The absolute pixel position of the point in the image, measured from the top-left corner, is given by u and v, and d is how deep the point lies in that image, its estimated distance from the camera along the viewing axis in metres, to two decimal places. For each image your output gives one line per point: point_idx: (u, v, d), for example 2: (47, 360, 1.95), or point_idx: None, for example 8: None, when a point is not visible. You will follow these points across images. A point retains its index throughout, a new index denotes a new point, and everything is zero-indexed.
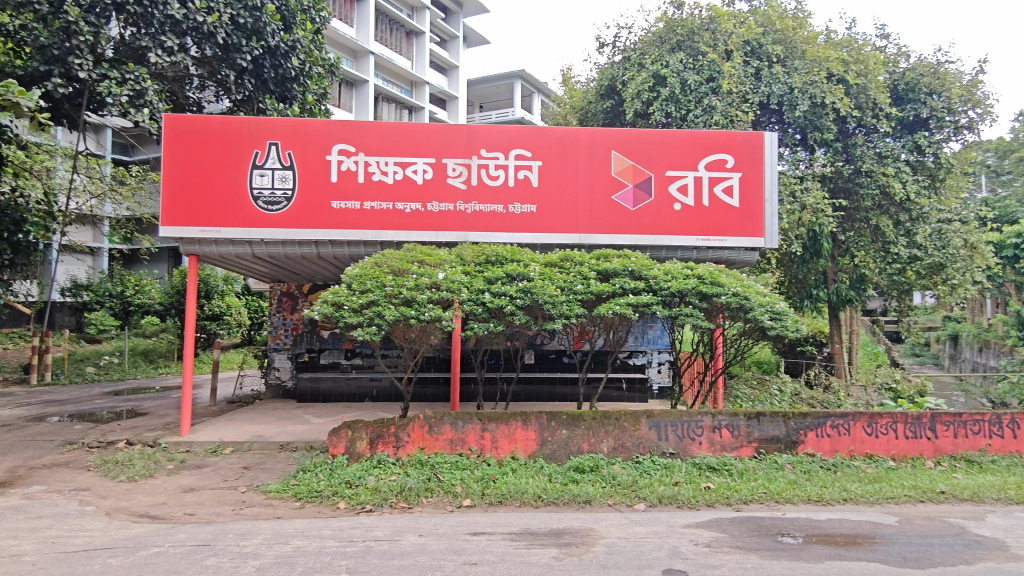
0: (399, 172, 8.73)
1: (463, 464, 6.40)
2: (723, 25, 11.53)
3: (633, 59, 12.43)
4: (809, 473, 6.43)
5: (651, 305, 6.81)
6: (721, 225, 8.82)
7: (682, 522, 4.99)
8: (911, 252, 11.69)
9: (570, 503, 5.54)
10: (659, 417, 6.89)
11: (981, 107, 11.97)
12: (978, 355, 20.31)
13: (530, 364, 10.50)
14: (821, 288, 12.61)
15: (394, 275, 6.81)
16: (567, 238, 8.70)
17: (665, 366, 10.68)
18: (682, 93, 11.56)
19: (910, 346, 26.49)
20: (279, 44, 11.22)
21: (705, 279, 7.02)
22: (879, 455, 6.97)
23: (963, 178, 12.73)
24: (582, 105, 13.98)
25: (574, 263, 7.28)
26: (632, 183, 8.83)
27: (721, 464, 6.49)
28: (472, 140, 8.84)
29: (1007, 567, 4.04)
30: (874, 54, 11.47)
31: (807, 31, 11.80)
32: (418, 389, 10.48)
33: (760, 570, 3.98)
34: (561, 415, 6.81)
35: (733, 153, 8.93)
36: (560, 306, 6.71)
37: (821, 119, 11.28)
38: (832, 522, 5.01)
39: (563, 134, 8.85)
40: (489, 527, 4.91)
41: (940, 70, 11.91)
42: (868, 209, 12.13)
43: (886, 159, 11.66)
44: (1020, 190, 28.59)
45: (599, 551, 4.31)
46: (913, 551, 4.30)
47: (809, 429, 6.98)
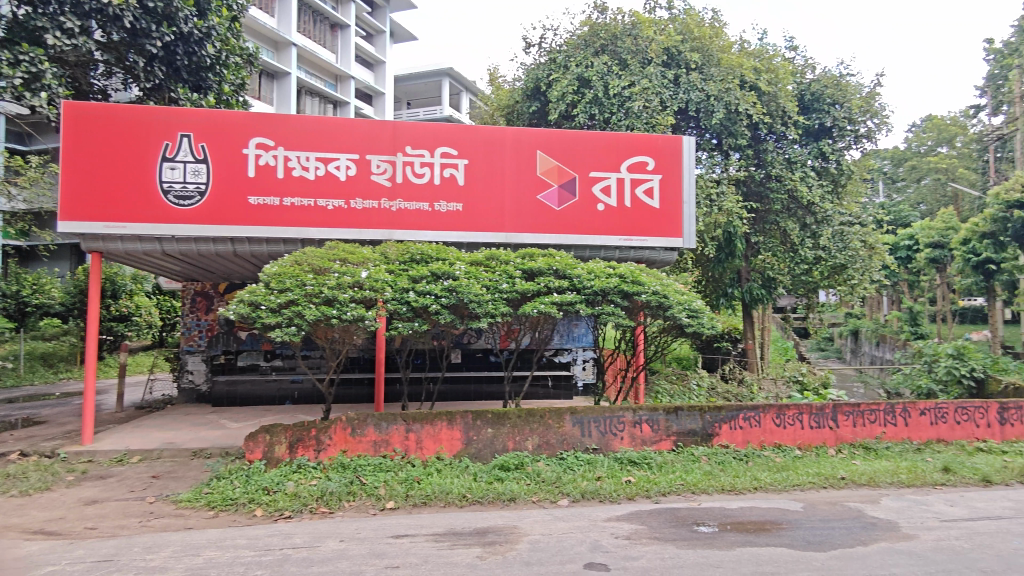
0: (321, 167, 8.49)
1: (387, 466, 6.29)
2: (645, 31, 11.87)
3: (559, 60, 12.51)
4: (723, 463, 6.72)
5: (575, 304, 6.92)
6: (642, 225, 9.06)
7: (604, 516, 5.10)
8: (816, 254, 12.43)
9: (495, 501, 5.55)
10: (583, 414, 6.99)
11: (878, 117, 12.86)
12: (875, 349, 21.76)
13: (456, 363, 10.43)
14: (734, 287, 13.26)
15: (314, 274, 6.60)
16: (493, 238, 8.72)
17: (590, 363, 10.89)
18: (606, 95, 11.78)
19: (815, 341, 28.07)
20: (192, 30, 10.63)
21: (626, 278, 7.19)
22: (786, 445, 7.37)
23: (861, 184, 13.64)
24: (508, 105, 13.98)
25: (499, 262, 7.28)
26: (556, 183, 8.94)
27: (641, 458, 6.70)
28: (397, 137, 8.71)
29: (899, 546, 4.34)
30: (784, 64, 12.08)
31: (722, 39, 12.24)
32: (341, 390, 10.24)
33: (677, 559, 4.11)
34: (485, 414, 6.80)
35: (654, 155, 9.20)
36: (485, 305, 6.71)
37: (735, 126, 11.75)
38: (744, 510, 5.24)
39: (489, 133, 8.86)
40: (413, 529, 4.85)
41: (842, 82, 12.68)
42: (778, 212, 12.77)
43: (794, 164, 12.32)
44: (912, 196, 30.90)
45: (523, 549, 4.34)
46: (816, 535, 4.55)
47: (723, 421, 7.28)
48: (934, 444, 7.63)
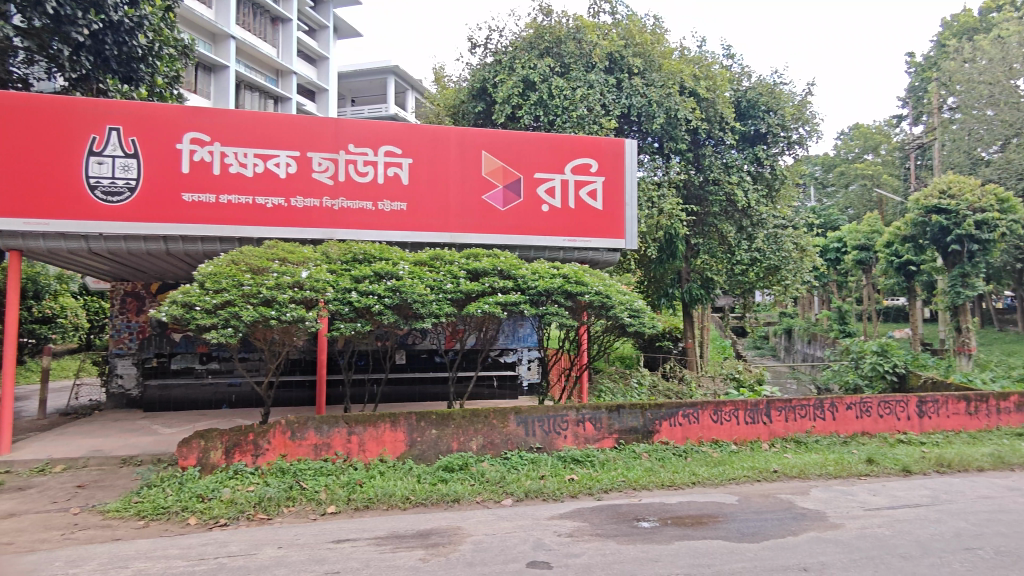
0: (260, 164, 8.26)
1: (328, 470, 6.17)
2: (588, 35, 12.01)
3: (504, 61, 12.48)
4: (663, 459, 6.89)
5: (518, 304, 6.95)
6: (586, 227, 9.18)
7: (547, 515, 5.14)
8: (752, 255, 12.94)
9: (439, 503, 5.52)
10: (527, 413, 7.03)
11: (809, 124, 13.44)
12: (807, 347, 22.69)
13: (400, 364, 10.34)
14: (675, 287, 13.60)
15: (252, 274, 6.42)
16: (438, 238, 8.67)
17: (535, 362, 10.96)
18: (551, 97, 11.84)
19: (751, 340, 29.07)
20: (123, 19, 10.12)
21: (570, 278, 7.25)
22: (723, 440, 7.60)
23: (794, 188, 14.21)
24: (454, 105, 13.87)
25: (444, 262, 7.24)
26: (501, 183, 8.97)
27: (584, 456, 6.79)
28: (339, 134, 8.55)
29: (826, 534, 4.54)
30: (721, 72, 12.47)
31: (663, 46, 12.54)
32: (281, 393, 9.99)
33: (617, 554, 4.18)
34: (430, 414, 6.76)
35: (597, 157, 9.34)
36: (429, 306, 6.67)
37: (676, 130, 12.06)
38: (682, 505, 5.38)
39: (433, 132, 8.81)
40: (354, 533, 4.77)
41: (775, 90, 13.17)
42: (716, 214, 13.15)
43: (731, 169, 12.72)
44: (840, 201, 32.37)
45: (465, 550, 4.33)
46: (750, 527, 4.72)
47: (663, 419, 7.46)
48: (859, 436, 8.03)
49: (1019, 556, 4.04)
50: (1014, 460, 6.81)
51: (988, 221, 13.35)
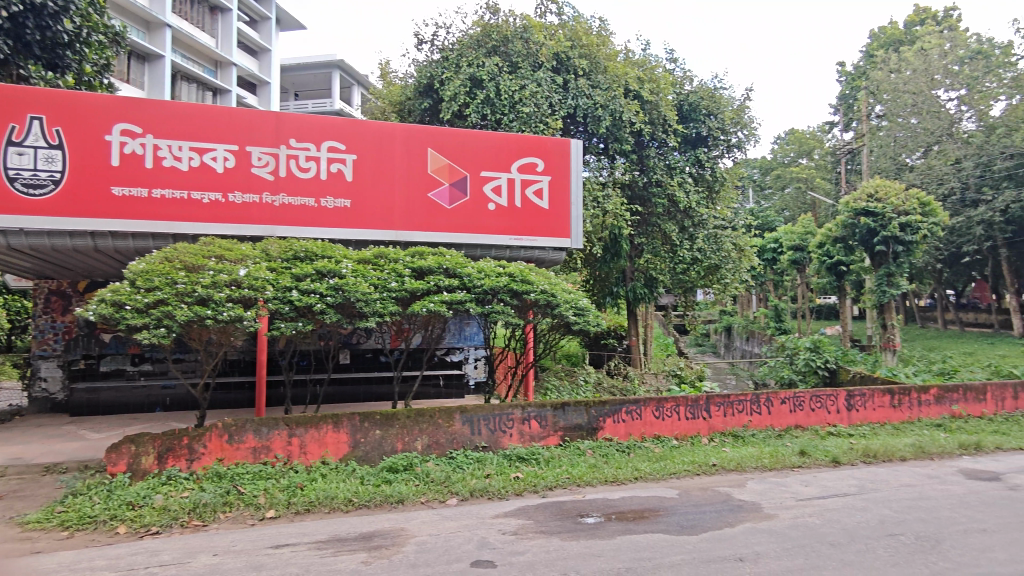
0: (195, 158, 7.97)
1: (268, 473, 6.00)
2: (536, 35, 12.03)
3: (450, 58, 12.34)
4: (607, 455, 6.99)
5: (465, 303, 6.90)
6: (531, 226, 9.22)
7: (492, 513, 5.14)
8: (693, 255, 13.34)
9: (382, 504, 5.44)
10: (473, 412, 7.01)
11: (748, 129, 13.88)
12: (746, 343, 23.43)
13: (344, 364, 10.16)
14: (619, 286, 13.81)
15: (187, 272, 6.18)
16: (383, 236, 8.54)
17: (481, 361, 10.96)
18: (497, 96, 11.77)
19: (693, 337, 29.85)
20: (46, 2, 9.65)
21: (516, 277, 7.25)
22: (664, 436, 7.78)
23: (733, 191, 14.63)
24: (400, 101, 13.63)
25: (388, 260, 7.15)
26: (447, 181, 8.91)
27: (529, 454, 6.82)
28: (280, 128, 8.33)
29: (761, 525, 4.70)
30: (664, 75, 12.75)
31: (608, 48, 12.70)
32: (219, 395, 9.67)
33: (560, 551, 4.22)
34: (373, 415, 6.65)
35: (543, 157, 9.40)
36: (373, 304, 6.56)
37: (621, 131, 12.23)
38: (624, 500, 5.47)
39: (377, 128, 8.68)
40: (294, 538, 4.65)
41: (716, 94, 13.54)
42: (660, 215, 13.42)
43: (674, 170, 13.02)
44: (777, 203, 33.56)
45: (409, 551, 4.28)
46: (689, 520, 4.83)
47: (607, 415, 7.57)
48: (793, 430, 8.34)
49: (937, 541, 4.28)
50: (933, 449, 7.21)
51: (912, 223, 14.09)
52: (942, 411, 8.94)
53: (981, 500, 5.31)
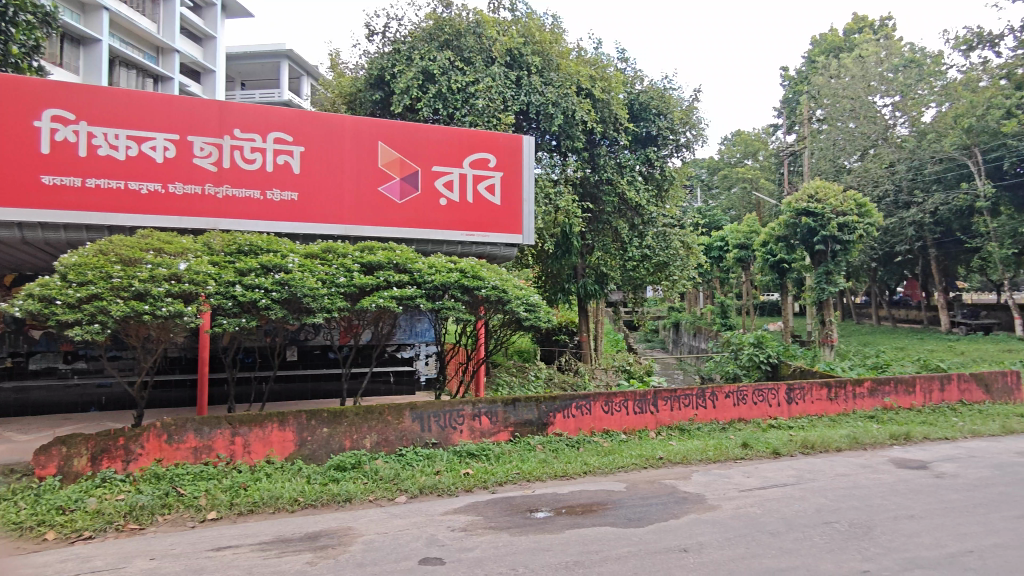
0: (133, 147, 7.64)
1: (209, 474, 5.82)
2: (489, 31, 11.98)
3: (402, 51, 12.13)
4: (556, 450, 7.04)
5: (415, 298, 6.79)
6: (483, 221, 9.19)
7: (441, 510, 5.11)
8: (643, 252, 13.58)
9: (329, 503, 5.35)
10: (423, 409, 6.96)
11: (695, 129, 14.17)
12: (693, 339, 23.94)
13: (291, 360, 9.94)
14: (571, 282, 13.98)
15: (123, 265, 5.91)
16: (331, 230, 8.37)
17: (432, 358, 11.01)
18: (450, 91, 11.66)
19: (643, 333, 30.32)
20: None
21: (467, 273, 7.18)
22: (613, 430, 7.89)
23: (682, 190, 14.92)
24: (350, 92, 13.32)
25: (336, 255, 7.01)
26: (398, 175, 8.80)
27: (479, 449, 6.81)
28: (224, 118, 8.06)
29: (705, 516, 4.82)
30: (615, 74, 12.89)
31: (561, 45, 12.76)
32: (158, 394, 9.32)
33: (509, 546, 4.22)
34: (321, 413, 6.52)
35: (495, 153, 9.40)
36: (320, 299, 6.40)
37: (572, 129, 12.29)
38: (573, 494, 5.52)
39: (326, 120, 8.51)
40: (236, 540, 4.52)
41: (666, 95, 13.76)
42: (610, 212, 13.57)
43: (624, 169, 13.18)
44: (723, 202, 34.44)
45: (356, 550, 4.22)
46: (636, 513, 4.91)
47: (557, 411, 7.63)
48: (736, 422, 8.58)
49: (869, 527, 4.48)
50: (867, 440, 7.53)
51: (849, 223, 14.66)
52: (875, 403, 9.34)
53: (909, 488, 5.58)
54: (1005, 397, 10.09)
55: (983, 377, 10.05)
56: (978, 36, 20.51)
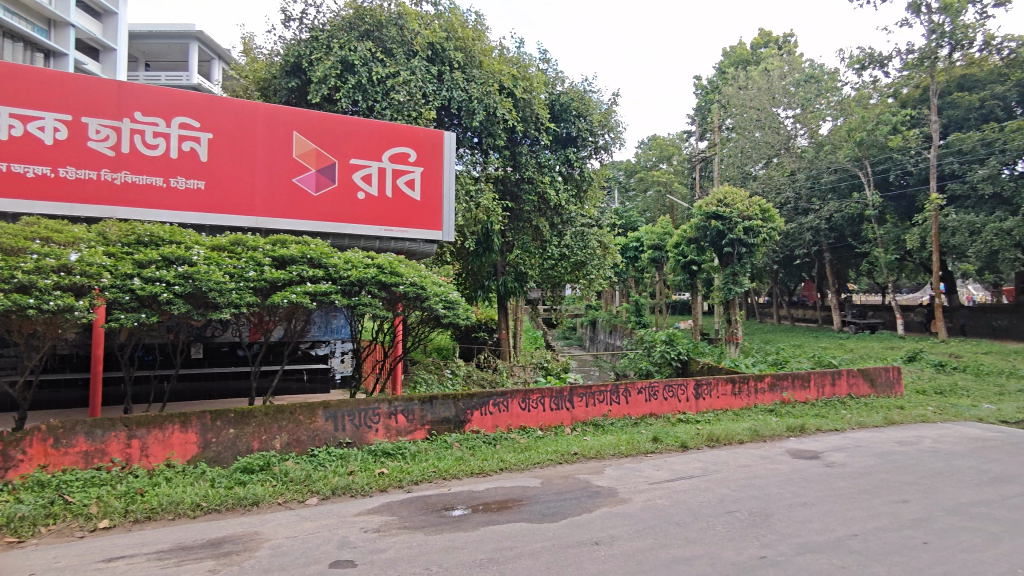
0: (18, 126, 7.04)
1: (101, 480, 5.43)
2: (411, 23, 11.69)
3: (320, 39, 11.66)
4: (474, 448, 7.04)
5: (330, 294, 6.59)
6: (402, 217, 9.07)
7: (354, 511, 5.00)
8: (561, 251, 13.84)
9: (235, 508, 5.10)
10: (336, 408, 6.78)
11: (614, 132, 14.53)
12: (608, 336, 24.57)
13: (196, 358, 9.46)
14: (491, 280, 14.03)
15: (4, 255, 5.39)
16: (241, 221, 7.99)
17: (348, 355, 10.84)
18: (370, 83, 11.34)
19: (561, 331, 30.85)
20: None
21: (384, 269, 7.03)
22: (530, 427, 7.99)
23: (600, 191, 15.27)
24: (264, 79, 12.73)
25: (245, 248, 6.73)
26: (314, 167, 8.52)
27: (395, 448, 6.71)
28: (123, 99, 7.54)
29: (616, 509, 4.95)
30: (537, 75, 13.02)
31: (483, 43, 12.76)
32: (45, 394, 8.61)
33: (423, 546, 4.18)
34: (227, 413, 6.23)
35: (415, 147, 9.28)
36: (228, 294, 6.08)
37: (494, 127, 12.32)
38: (489, 491, 5.54)
39: (237, 107, 8.13)
40: (130, 550, 4.24)
41: (585, 97, 14.03)
42: (530, 211, 13.68)
43: (544, 168, 13.34)
44: (640, 204, 35.55)
45: (262, 556, 4.06)
46: (551, 508, 4.98)
47: (475, 408, 7.64)
48: (648, 418, 8.87)
49: (766, 515, 4.74)
50: (766, 432, 7.98)
51: (754, 227, 15.48)
52: (774, 397, 9.91)
53: (803, 477, 5.96)
54: (887, 390, 10.96)
55: (869, 373, 10.86)
56: (870, 56, 22.13)
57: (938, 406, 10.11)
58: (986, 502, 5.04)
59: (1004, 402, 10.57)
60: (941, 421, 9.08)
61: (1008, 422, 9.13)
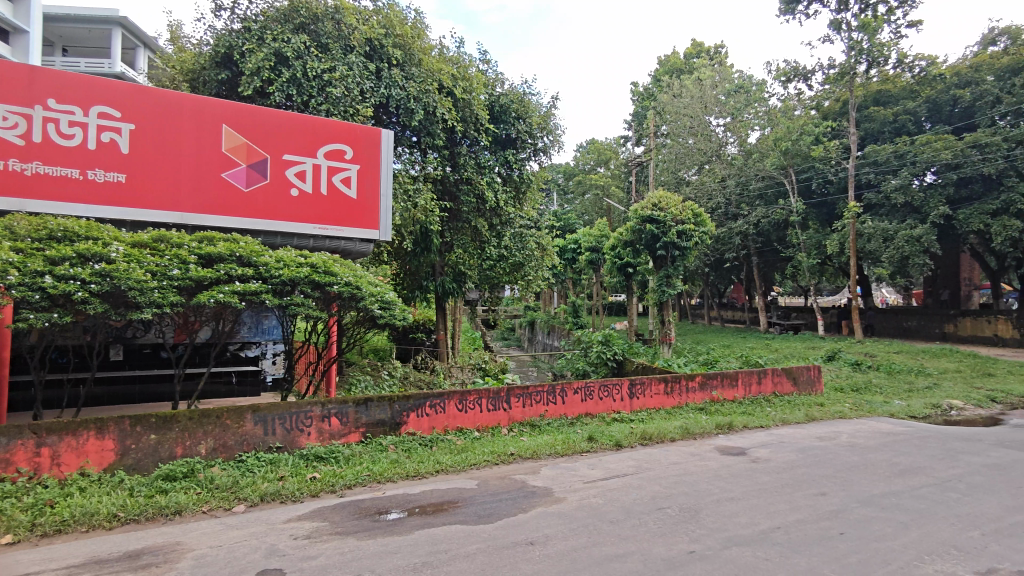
0: None
1: (5, 492, 5.05)
2: (348, 18, 11.38)
3: (253, 30, 11.21)
4: (409, 450, 6.95)
5: (260, 294, 6.36)
6: (337, 215, 8.88)
7: (283, 518, 4.84)
8: (500, 252, 13.88)
9: (156, 517, 4.86)
10: (266, 411, 6.56)
11: (552, 134, 14.67)
12: (547, 337, 24.77)
13: (116, 360, 9.07)
14: (429, 280, 13.92)
15: None
16: (166, 217, 7.62)
17: (280, 357, 10.52)
18: (305, 77, 10.98)
19: (499, 332, 30.86)
20: None
21: (318, 268, 6.85)
22: (466, 428, 7.95)
23: (539, 193, 15.37)
24: (192, 69, 12.15)
25: (169, 245, 6.43)
26: (244, 162, 8.23)
27: (328, 452, 6.56)
28: (34, 84, 7.07)
29: (551, 509, 5.00)
30: (477, 76, 13.01)
31: (422, 41, 12.61)
32: None
33: (355, 551, 4.09)
34: (148, 418, 5.92)
35: (351, 145, 9.11)
36: (150, 294, 5.78)
37: (433, 126, 12.25)
38: (424, 494, 5.47)
39: (162, 97, 7.76)
40: (36, 566, 3.96)
41: (525, 99, 14.10)
42: (469, 212, 13.61)
43: (483, 168, 13.31)
44: (578, 207, 36.04)
45: (184, 567, 3.88)
46: (486, 509, 4.98)
47: (410, 410, 7.54)
48: (584, 417, 9.00)
49: (695, 511, 4.88)
50: (696, 430, 8.23)
51: (687, 231, 15.95)
52: (704, 395, 10.22)
53: (730, 472, 6.18)
54: (808, 388, 11.49)
55: (792, 371, 11.37)
56: (795, 70, 23.17)
57: (855, 402, 10.68)
58: (896, 493, 5.35)
59: (913, 399, 11.28)
60: (856, 417, 9.59)
61: (916, 416, 9.73)
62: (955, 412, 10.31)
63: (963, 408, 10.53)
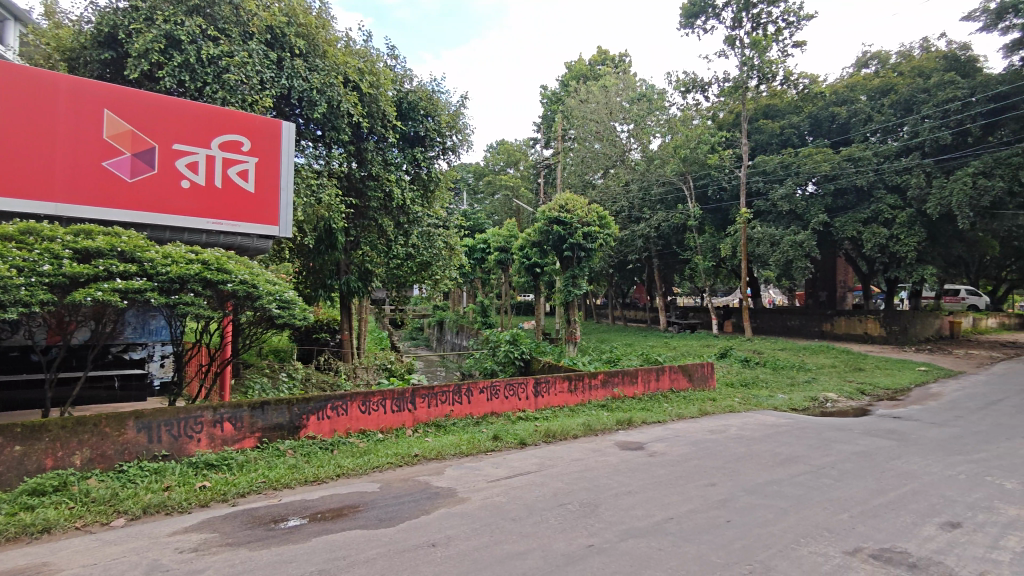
0: None
1: None
2: (247, 3, 10.75)
3: (141, 9, 10.32)
4: (309, 454, 6.71)
5: (144, 292, 5.93)
6: (233, 209, 8.45)
7: (168, 531, 4.54)
8: (407, 251, 13.72)
9: (18, 537, 4.41)
10: (151, 417, 6.13)
11: (461, 134, 14.64)
12: (455, 337, 24.71)
13: None
14: (333, 279, 13.49)
15: None
16: (37, 207, 6.98)
17: (169, 358, 9.89)
18: (199, 63, 10.31)
19: (408, 332, 30.42)
20: None
21: (210, 265, 6.49)
22: (369, 430, 7.78)
23: (447, 192, 15.31)
24: (70, 48, 11.11)
25: (39, 237, 5.88)
26: (128, 151, 7.67)
27: (219, 459, 6.23)
28: None
29: (454, 509, 4.98)
30: (384, 71, 12.77)
31: (327, 33, 12.21)
32: None
33: (247, 563, 3.90)
34: (13, 428, 5.35)
35: (249, 136, 8.68)
36: (15, 291, 5.23)
37: (338, 120, 11.90)
38: (323, 499, 5.30)
39: (32, 77, 7.07)
40: None
41: (433, 97, 13.99)
42: (376, 209, 13.30)
43: (391, 166, 13.08)
44: (488, 207, 36.21)
45: None
46: (388, 512, 4.89)
47: (310, 413, 7.28)
48: (489, 416, 9.04)
49: (594, 505, 5.02)
50: (598, 427, 8.47)
51: (592, 233, 16.41)
52: (606, 393, 10.52)
53: (628, 467, 6.40)
54: (702, 384, 12.09)
55: (686, 368, 11.94)
56: (693, 81, 24.34)
57: (744, 397, 11.36)
58: (778, 481, 5.74)
59: (794, 393, 12.16)
60: (744, 411, 10.20)
61: (797, 409, 10.49)
62: (830, 404, 11.20)
63: (836, 400, 11.45)
